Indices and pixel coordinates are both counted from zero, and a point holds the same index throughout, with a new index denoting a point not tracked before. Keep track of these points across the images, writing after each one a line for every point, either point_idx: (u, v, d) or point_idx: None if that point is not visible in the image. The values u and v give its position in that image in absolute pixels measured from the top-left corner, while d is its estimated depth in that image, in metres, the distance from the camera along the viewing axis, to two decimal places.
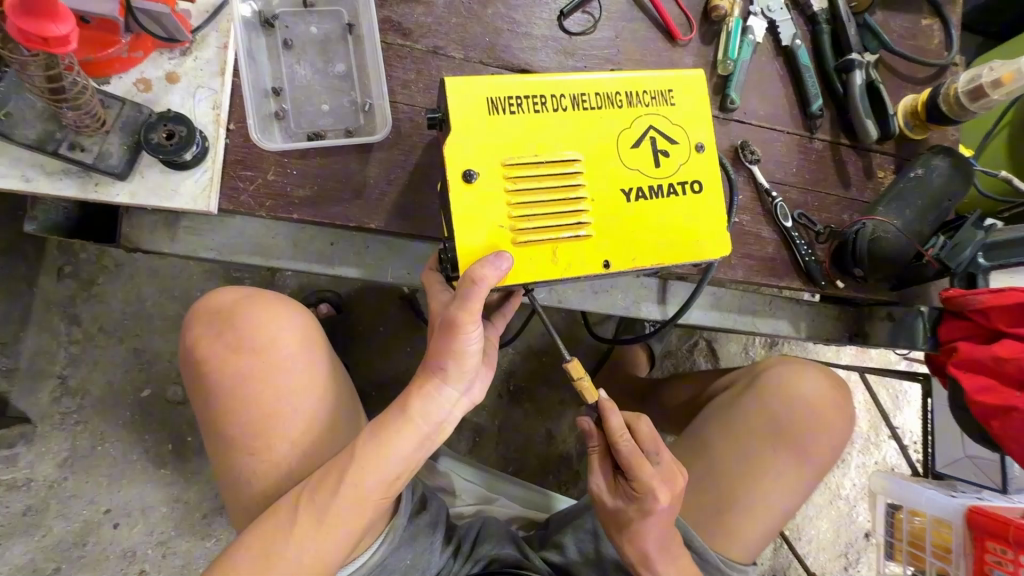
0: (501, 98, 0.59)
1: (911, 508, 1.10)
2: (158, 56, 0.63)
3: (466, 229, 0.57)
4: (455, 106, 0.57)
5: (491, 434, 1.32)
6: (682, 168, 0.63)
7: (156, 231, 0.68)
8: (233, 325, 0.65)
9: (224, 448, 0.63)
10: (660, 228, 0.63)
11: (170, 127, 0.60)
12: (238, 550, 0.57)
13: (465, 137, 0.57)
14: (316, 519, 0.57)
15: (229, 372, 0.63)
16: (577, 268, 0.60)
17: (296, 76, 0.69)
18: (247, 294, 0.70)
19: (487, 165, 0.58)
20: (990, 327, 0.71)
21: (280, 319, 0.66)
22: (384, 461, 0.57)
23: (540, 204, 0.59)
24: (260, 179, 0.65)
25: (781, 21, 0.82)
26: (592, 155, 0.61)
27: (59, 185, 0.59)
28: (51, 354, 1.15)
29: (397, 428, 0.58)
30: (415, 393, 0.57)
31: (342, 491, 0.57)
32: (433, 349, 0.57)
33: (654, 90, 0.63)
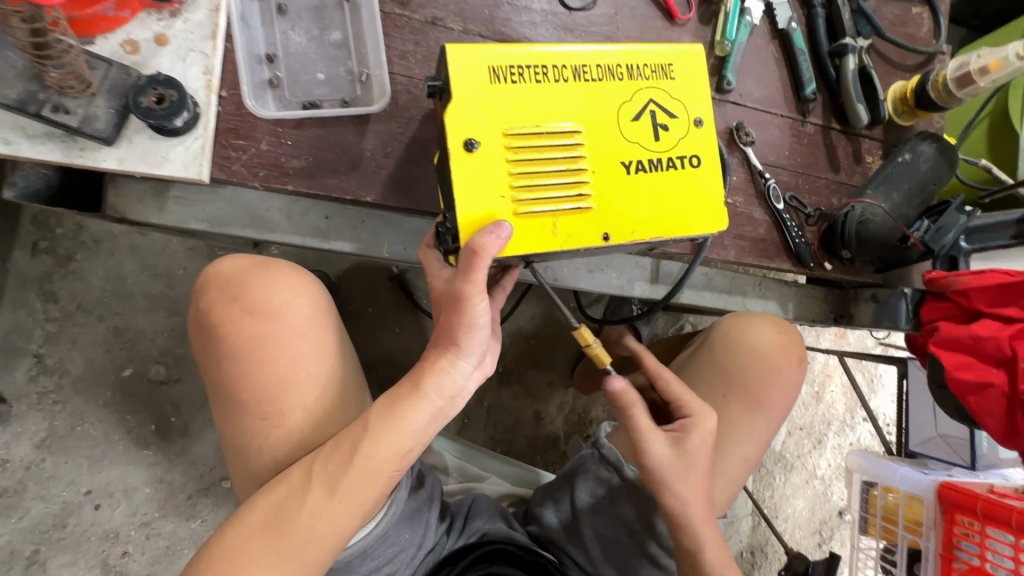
0: (502, 67, 0.58)
1: (885, 485, 1.14)
2: (146, 17, 0.60)
3: (467, 199, 0.57)
4: (454, 74, 0.56)
5: (480, 415, 1.32)
6: (681, 142, 0.64)
7: (144, 200, 0.66)
8: (248, 291, 0.63)
9: (238, 416, 0.62)
10: (661, 201, 0.63)
11: (160, 91, 0.57)
12: (249, 515, 0.57)
13: (465, 105, 0.57)
14: (329, 486, 0.57)
15: (242, 339, 0.62)
16: (578, 240, 0.60)
17: (291, 44, 0.67)
18: (259, 261, 0.68)
19: (488, 134, 0.57)
20: (971, 309, 0.74)
21: (295, 288, 0.65)
22: (399, 432, 0.58)
23: (541, 175, 0.59)
24: (254, 148, 0.63)
25: (778, 4, 0.83)
26: (593, 127, 0.61)
27: (42, 149, 0.57)
28: (28, 332, 1.12)
29: (412, 402, 0.58)
30: (429, 369, 0.58)
31: (355, 462, 0.57)
32: (442, 324, 0.57)
33: (654, 63, 0.63)
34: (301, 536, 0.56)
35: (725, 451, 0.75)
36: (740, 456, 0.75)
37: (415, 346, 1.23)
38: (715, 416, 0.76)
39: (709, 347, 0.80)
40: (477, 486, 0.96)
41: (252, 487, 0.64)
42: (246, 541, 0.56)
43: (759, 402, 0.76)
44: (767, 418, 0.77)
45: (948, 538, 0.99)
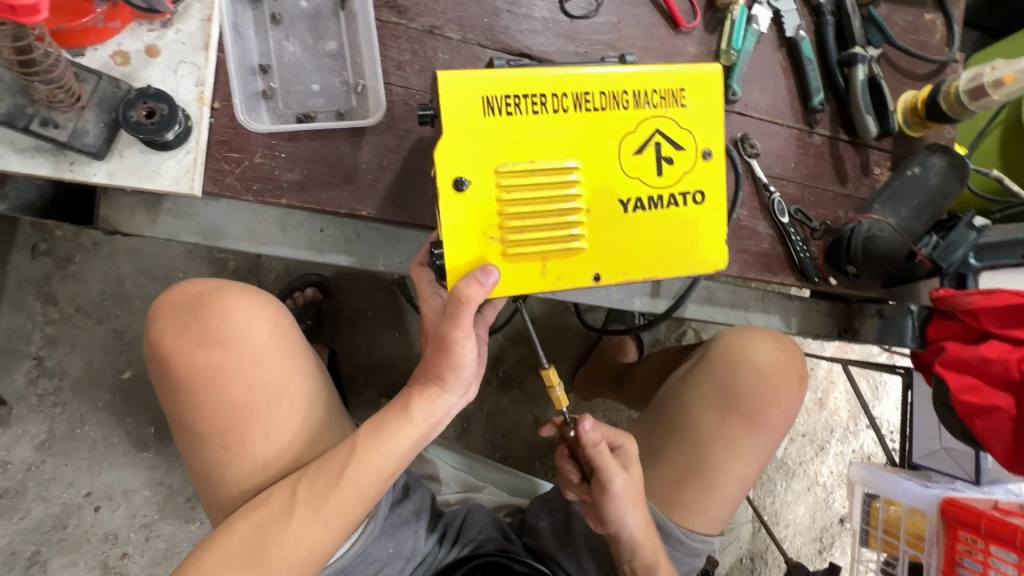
0: (499, 97, 0.56)
1: (886, 497, 1.13)
2: (136, 27, 0.59)
3: (456, 240, 0.56)
4: (450, 105, 0.55)
5: (479, 420, 1.32)
6: (684, 176, 0.62)
7: (136, 212, 0.65)
8: (201, 319, 0.62)
9: (198, 446, 0.62)
10: (657, 240, 0.62)
11: (150, 105, 0.56)
12: (222, 538, 0.56)
13: (460, 139, 0.55)
14: (313, 508, 0.57)
15: (195, 367, 0.61)
16: (569, 282, 0.60)
17: (285, 54, 0.66)
18: (215, 284, 0.66)
19: (480, 172, 0.56)
20: (979, 327, 0.72)
21: (251, 312, 0.64)
22: (384, 454, 0.58)
23: (534, 214, 0.58)
24: (247, 161, 0.62)
25: (785, 12, 0.80)
26: (591, 161, 0.59)
27: (31, 163, 0.56)
28: (27, 334, 1.12)
29: (398, 425, 0.59)
30: (416, 396, 0.59)
31: (342, 485, 0.57)
32: (429, 361, 0.58)
33: (663, 89, 0.61)
34: (283, 559, 0.56)
35: (722, 471, 0.74)
36: (737, 474, 0.74)
37: (414, 351, 1.23)
38: (713, 434, 0.74)
39: (708, 364, 0.78)
40: (474, 496, 0.96)
41: (223, 513, 0.63)
42: (224, 568, 0.54)
43: (758, 422, 0.75)
44: (764, 438, 0.76)
45: (949, 555, 0.98)
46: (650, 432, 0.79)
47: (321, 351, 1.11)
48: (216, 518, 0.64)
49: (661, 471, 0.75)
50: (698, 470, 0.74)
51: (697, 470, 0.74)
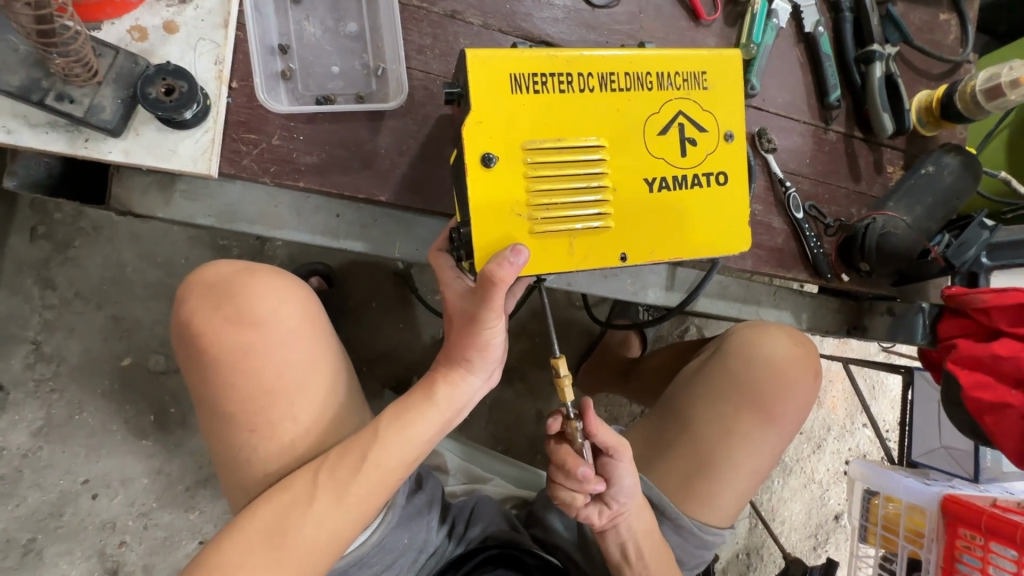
0: (526, 75, 0.55)
1: (887, 494, 1.14)
2: (154, 3, 0.58)
3: (485, 217, 0.55)
4: (476, 82, 0.54)
5: (482, 412, 1.32)
6: (708, 158, 0.62)
7: (149, 193, 0.64)
8: (231, 299, 0.61)
9: (223, 428, 0.61)
10: (681, 220, 0.61)
11: (169, 82, 0.55)
12: (243, 524, 0.55)
13: (486, 116, 0.55)
14: (336, 494, 0.56)
15: (226, 348, 0.60)
16: (595, 260, 0.59)
17: (304, 34, 0.65)
18: (243, 267, 0.66)
19: (507, 149, 0.55)
20: (990, 327, 0.73)
21: (281, 294, 0.63)
22: (407, 441, 0.58)
23: (562, 193, 0.57)
24: (266, 143, 0.61)
25: (805, 7, 0.80)
26: (616, 141, 0.59)
27: (45, 139, 0.55)
28: (26, 319, 1.10)
29: (423, 411, 0.59)
30: (441, 381, 0.60)
31: (364, 471, 0.57)
32: (455, 343, 0.58)
33: (687, 71, 0.61)
34: (303, 544, 0.55)
35: (735, 466, 0.74)
36: (750, 467, 0.75)
37: (418, 343, 1.22)
38: (728, 428, 0.75)
39: (723, 358, 0.78)
40: (480, 487, 0.95)
41: (246, 498, 0.63)
42: (244, 553, 0.54)
43: (772, 416, 0.75)
44: (778, 432, 0.76)
45: (949, 550, 0.99)
46: (660, 427, 0.79)
47: None
48: (237, 502, 0.64)
49: (672, 465, 0.75)
50: (713, 463, 0.74)
51: (711, 463, 0.74)
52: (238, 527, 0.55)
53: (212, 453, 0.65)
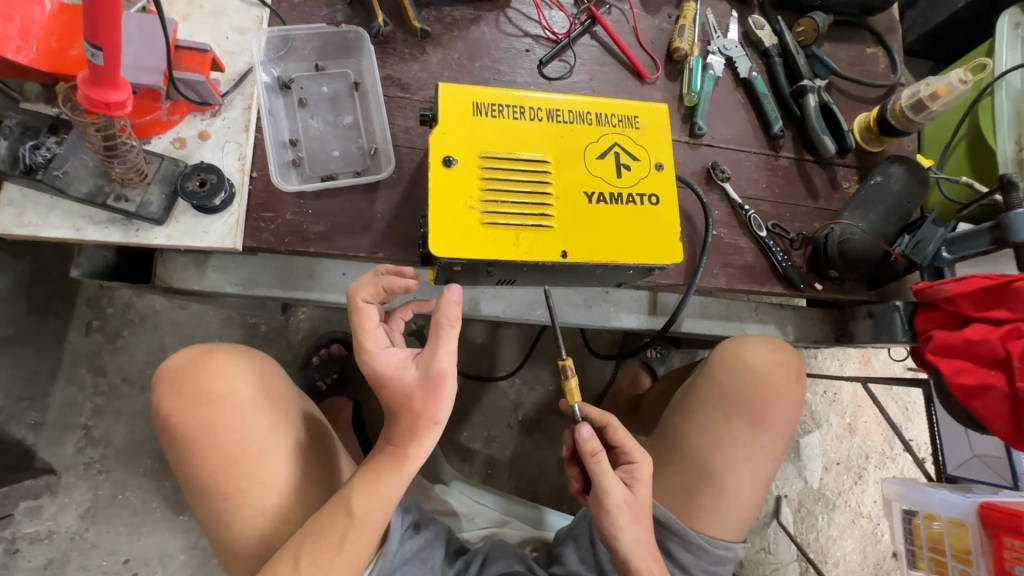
0: (484, 103, 0.65)
1: (926, 512, 1.10)
2: (192, 118, 0.71)
3: (439, 209, 0.61)
4: (443, 107, 0.64)
5: (503, 465, 1.41)
6: (642, 181, 0.69)
7: (187, 269, 0.75)
8: (194, 382, 0.70)
9: (201, 499, 0.68)
10: (619, 230, 0.67)
11: (202, 176, 0.68)
12: None
13: (447, 129, 0.63)
14: (319, 566, 0.61)
15: (192, 424, 0.68)
16: (538, 254, 0.64)
17: (310, 129, 0.77)
18: (205, 349, 0.74)
19: (465, 154, 0.63)
20: (959, 315, 0.75)
21: (238, 370, 0.72)
22: (377, 501, 0.63)
23: (510, 194, 0.64)
24: (280, 219, 0.73)
25: (737, 58, 0.92)
26: (560, 159, 0.67)
27: (105, 233, 0.67)
28: (78, 406, 1.22)
29: (390, 476, 0.63)
30: (414, 445, 0.63)
31: (341, 540, 0.62)
32: (416, 407, 0.60)
33: (620, 114, 0.70)
34: None
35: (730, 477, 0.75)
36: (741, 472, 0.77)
37: None
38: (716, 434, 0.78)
39: (710, 369, 0.82)
40: (499, 531, 0.96)
41: (248, 567, 0.69)
42: None
43: (762, 419, 0.78)
44: (771, 435, 0.78)
45: (1000, 563, 0.92)
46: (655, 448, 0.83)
47: (345, 403, 1.22)
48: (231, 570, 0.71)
49: (672, 480, 0.78)
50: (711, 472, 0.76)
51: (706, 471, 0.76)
52: None
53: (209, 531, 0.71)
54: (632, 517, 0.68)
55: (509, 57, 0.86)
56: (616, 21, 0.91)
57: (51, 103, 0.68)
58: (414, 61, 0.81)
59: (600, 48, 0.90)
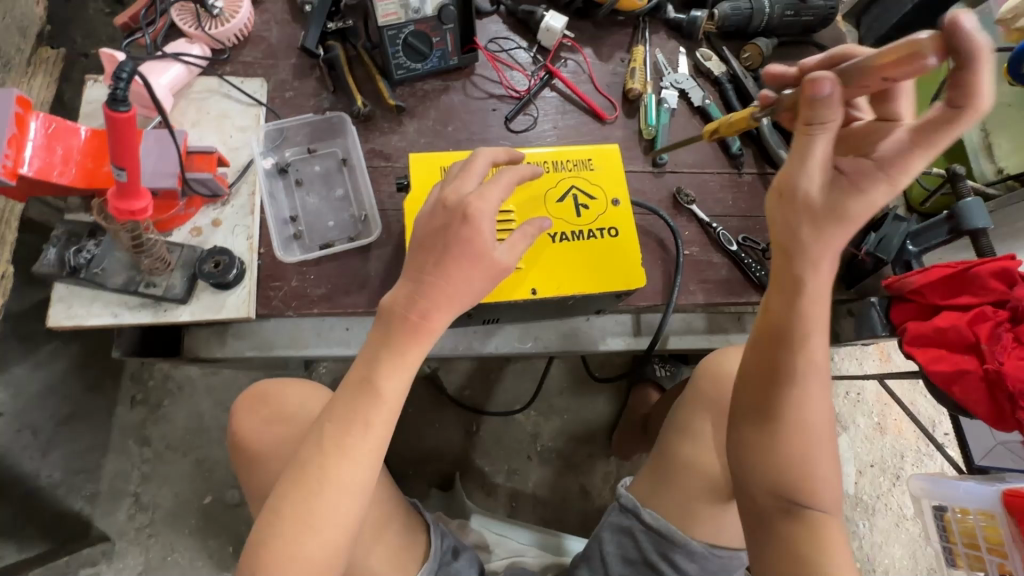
0: (451, 166, 0.74)
1: (955, 506, 1.07)
2: (206, 209, 0.82)
3: None
4: (415, 174, 0.73)
5: (527, 496, 1.44)
6: (600, 217, 0.77)
7: (209, 340, 0.85)
8: (270, 404, 0.80)
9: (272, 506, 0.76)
10: (584, 264, 0.75)
11: (217, 259, 0.78)
12: (270, 521, 0.57)
13: (420, 193, 0.72)
14: (345, 455, 0.58)
15: (264, 441, 0.77)
16: (509, 294, 0.72)
17: (307, 204, 0.88)
18: (283, 380, 0.83)
19: None
20: (929, 304, 0.77)
21: (305, 394, 0.82)
22: (400, 367, 0.60)
23: None
24: (287, 286, 0.83)
25: (690, 89, 1.00)
26: (523, 207, 0.76)
27: (138, 316, 0.77)
28: (127, 475, 1.32)
29: (408, 343, 0.61)
30: (436, 304, 0.60)
31: (369, 424, 0.59)
32: (454, 274, 0.60)
33: (575, 159, 0.79)
34: (332, 517, 0.57)
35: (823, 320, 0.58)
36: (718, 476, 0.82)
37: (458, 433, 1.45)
38: (699, 441, 0.85)
39: (696, 382, 0.89)
40: (519, 560, 1.00)
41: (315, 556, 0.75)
42: (281, 536, 0.56)
43: None
44: None
45: None
46: (656, 456, 0.88)
47: None
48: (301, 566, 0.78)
49: (681, 491, 0.83)
50: (801, 316, 0.56)
51: (795, 326, 0.57)
52: (268, 520, 0.58)
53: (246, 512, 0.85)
54: (837, 207, 0.50)
55: (479, 118, 0.96)
56: (572, 72, 1.00)
57: (89, 210, 0.80)
58: (393, 133, 0.92)
59: (560, 98, 0.99)
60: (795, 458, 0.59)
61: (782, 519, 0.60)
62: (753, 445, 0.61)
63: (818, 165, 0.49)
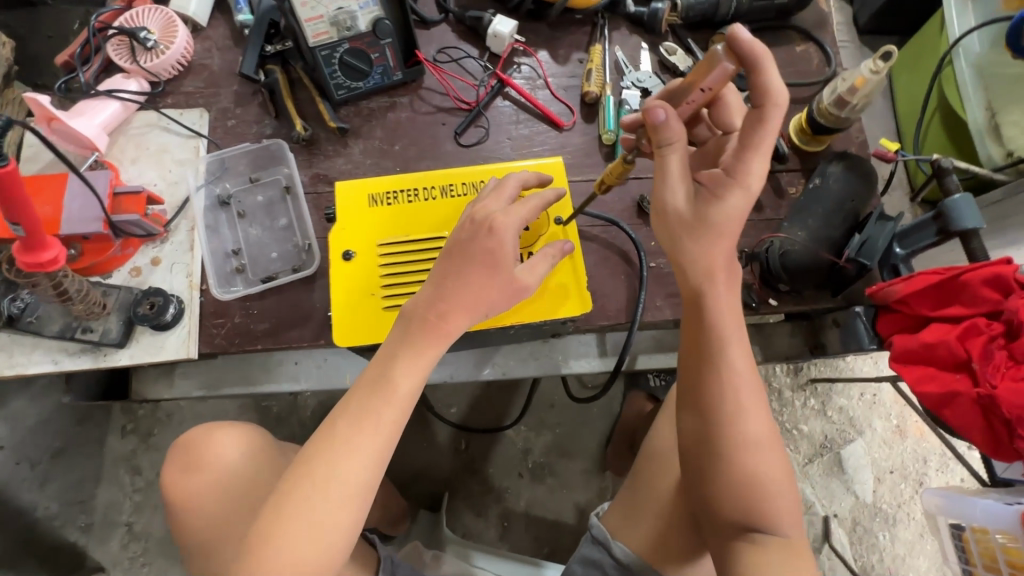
0: (379, 194, 0.71)
1: (972, 526, 0.98)
2: (144, 248, 0.80)
3: (343, 302, 0.68)
4: (340, 205, 0.70)
5: (519, 515, 1.39)
6: (543, 236, 0.80)
7: (157, 380, 0.83)
8: (195, 450, 0.82)
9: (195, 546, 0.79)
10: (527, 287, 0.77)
11: (152, 299, 0.76)
12: (280, 505, 0.58)
13: (346, 225, 0.70)
14: (352, 447, 0.59)
15: (188, 485, 0.80)
16: None
17: (250, 237, 0.85)
18: (213, 424, 0.85)
19: (362, 247, 0.70)
20: (918, 316, 0.69)
21: (230, 441, 0.82)
22: (414, 364, 0.61)
23: (410, 277, 0.70)
24: (230, 322, 0.80)
25: (653, 88, 0.93)
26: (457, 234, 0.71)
27: (79, 362, 0.76)
28: (120, 504, 1.33)
29: (427, 341, 0.61)
30: (460, 301, 0.61)
31: (381, 420, 0.60)
32: (477, 279, 0.61)
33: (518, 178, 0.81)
34: (330, 509, 0.58)
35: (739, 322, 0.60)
36: (669, 502, 0.77)
37: (446, 451, 1.42)
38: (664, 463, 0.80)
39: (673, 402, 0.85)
40: None
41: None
42: (287, 522, 0.57)
43: None
44: None
45: None
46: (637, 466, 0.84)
47: None
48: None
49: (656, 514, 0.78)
50: (711, 324, 0.58)
51: (709, 334, 0.59)
52: (276, 503, 0.58)
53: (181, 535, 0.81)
54: (706, 207, 0.54)
55: (428, 133, 0.91)
56: (527, 78, 0.95)
57: None
58: (338, 155, 0.88)
59: (514, 107, 0.93)
60: (741, 467, 0.60)
61: (737, 537, 0.62)
62: (699, 427, 0.62)
63: (677, 179, 0.54)
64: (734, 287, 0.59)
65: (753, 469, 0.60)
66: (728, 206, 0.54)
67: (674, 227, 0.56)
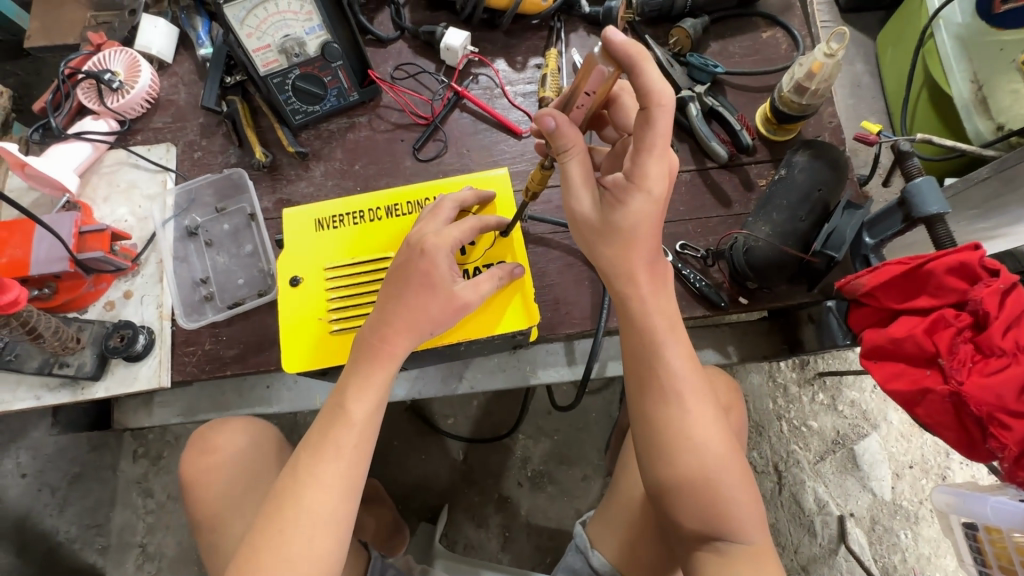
0: (326, 219, 0.74)
1: (985, 525, 0.91)
2: (117, 282, 0.84)
3: (292, 326, 0.71)
4: (290, 232, 0.73)
5: (520, 524, 1.38)
6: (487, 251, 0.75)
7: (138, 409, 0.87)
8: (203, 437, 0.81)
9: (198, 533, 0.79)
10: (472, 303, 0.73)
11: (122, 332, 0.79)
12: (252, 544, 0.58)
13: (295, 252, 0.73)
14: (317, 478, 0.59)
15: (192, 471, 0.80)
16: None
17: (217, 265, 0.87)
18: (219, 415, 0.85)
19: (310, 272, 0.72)
20: (885, 309, 0.68)
21: (238, 430, 0.82)
22: (366, 389, 0.62)
23: (355, 299, 0.72)
24: (201, 349, 0.82)
25: None
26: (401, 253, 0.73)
27: (59, 396, 0.79)
28: (133, 526, 1.36)
29: (373, 365, 0.62)
30: (399, 324, 0.61)
31: (339, 447, 0.60)
32: (414, 301, 0.61)
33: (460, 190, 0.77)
34: (301, 541, 0.57)
35: (671, 324, 0.61)
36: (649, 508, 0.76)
37: (446, 461, 1.41)
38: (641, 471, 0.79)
39: None
40: None
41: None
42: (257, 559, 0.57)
43: None
44: None
45: None
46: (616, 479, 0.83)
47: None
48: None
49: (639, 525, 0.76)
50: (645, 327, 0.60)
51: (642, 336, 0.60)
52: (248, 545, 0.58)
53: (190, 506, 0.79)
54: (612, 208, 0.57)
55: (387, 151, 0.92)
56: (483, 89, 0.94)
57: None
58: (300, 179, 0.89)
59: (472, 118, 0.93)
60: (695, 474, 0.58)
61: (698, 547, 0.60)
62: (647, 421, 0.60)
63: (579, 186, 0.58)
64: (659, 287, 0.61)
65: (707, 473, 0.58)
66: (634, 205, 0.56)
67: (588, 230, 0.60)
